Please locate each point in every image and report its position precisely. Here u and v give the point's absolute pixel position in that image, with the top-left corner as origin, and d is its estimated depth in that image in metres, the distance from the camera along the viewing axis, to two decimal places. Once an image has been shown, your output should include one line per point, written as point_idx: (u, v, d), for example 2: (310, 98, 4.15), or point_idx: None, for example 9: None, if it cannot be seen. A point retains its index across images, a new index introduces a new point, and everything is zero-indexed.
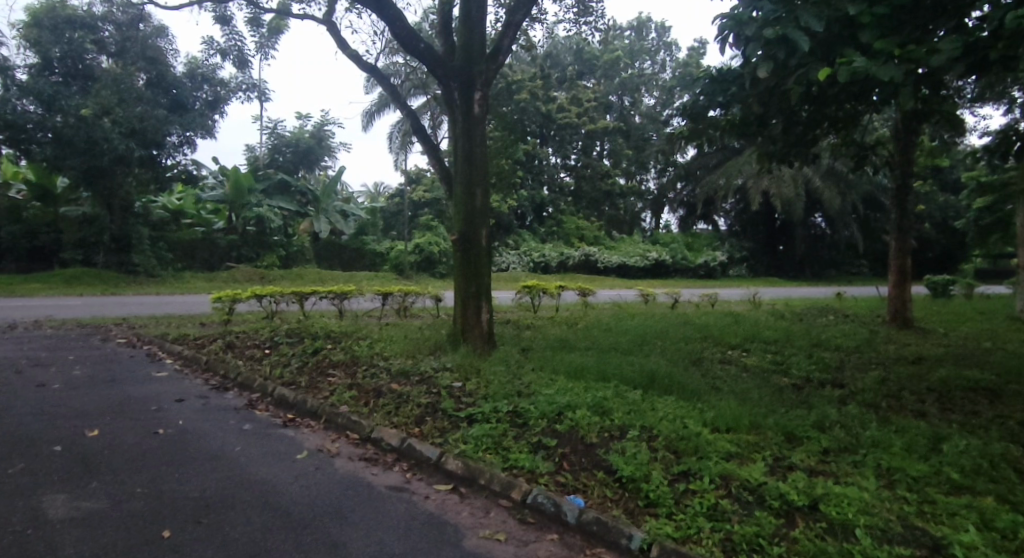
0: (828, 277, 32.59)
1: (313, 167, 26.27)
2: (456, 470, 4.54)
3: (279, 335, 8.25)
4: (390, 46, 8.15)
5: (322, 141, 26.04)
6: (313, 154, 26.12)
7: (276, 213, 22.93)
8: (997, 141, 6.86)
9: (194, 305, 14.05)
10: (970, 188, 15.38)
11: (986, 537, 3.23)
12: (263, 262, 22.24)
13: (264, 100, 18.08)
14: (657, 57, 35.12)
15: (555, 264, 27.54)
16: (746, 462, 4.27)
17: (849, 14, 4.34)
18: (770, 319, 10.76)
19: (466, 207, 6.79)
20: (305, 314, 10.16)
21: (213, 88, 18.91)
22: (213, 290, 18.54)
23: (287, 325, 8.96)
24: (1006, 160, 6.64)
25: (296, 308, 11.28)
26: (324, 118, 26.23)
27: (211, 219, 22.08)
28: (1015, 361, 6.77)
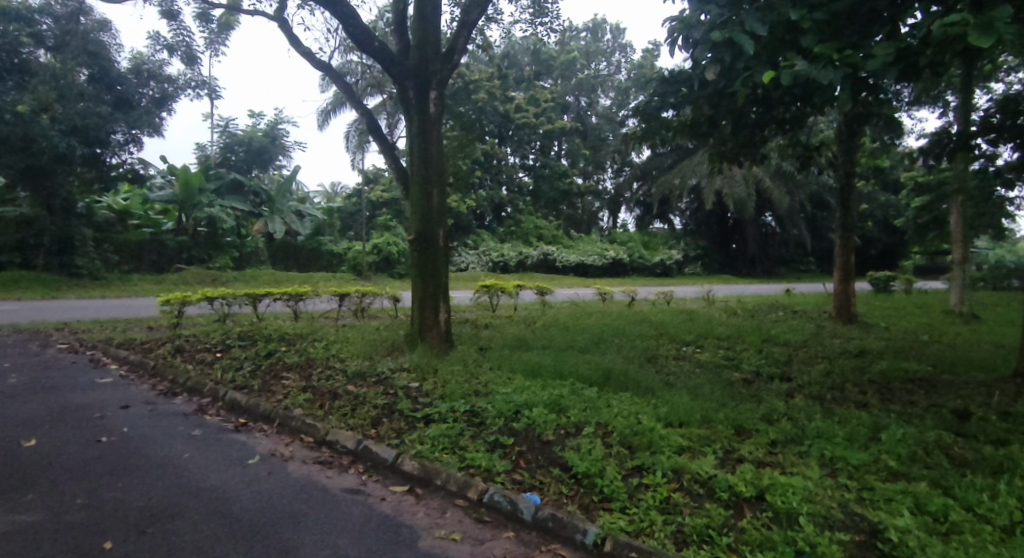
0: (780, 274, 33.60)
1: (267, 167, 25.79)
2: (412, 471, 4.53)
3: (230, 338, 8.07)
4: (345, 45, 8.06)
5: (276, 140, 25.56)
6: (266, 153, 25.61)
7: (229, 213, 22.48)
8: (930, 142, 7.21)
9: (136, 308, 13.61)
10: (908, 189, 16.12)
11: (919, 521, 3.42)
12: (215, 263, 21.62)
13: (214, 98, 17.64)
14: (612, 58, 35.42)
15: (514, 264, 27.58)
16: (697, 455, 4.38)
17: (791, 19, 4.50)
18: (722, 316, 11.01)
19: (423, 207, 6.76)
20: (258, 316, 9.97)
21: (160, 84, 18.47)
22: (161, 292, 18.04)
23: (239, 328, 8.76)
24: (939, 160, 6.99)
25: (245, 311, 11.06)
26: (278, 117, 25.67)
27: (158, 220, 21.30)
28: (949, 353, 7.09)
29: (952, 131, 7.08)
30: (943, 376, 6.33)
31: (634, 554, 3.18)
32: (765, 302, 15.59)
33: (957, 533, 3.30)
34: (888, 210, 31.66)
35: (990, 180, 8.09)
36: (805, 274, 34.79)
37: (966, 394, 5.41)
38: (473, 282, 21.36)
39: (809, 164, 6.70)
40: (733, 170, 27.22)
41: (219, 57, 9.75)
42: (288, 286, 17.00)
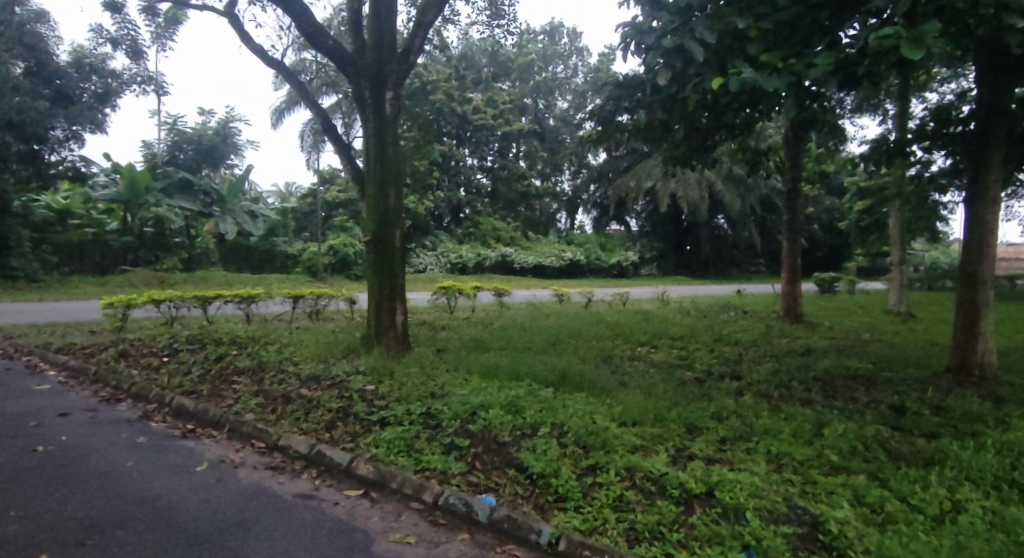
0: (733, 275, 34.50)
1: (217, 166, 25.05)
2: (366, 474, 4.48)
3: (178, 342, 7.86)
4: (298, 42, 7.92)
5: (227, 138, 24.96)
6: (217, 152, 24.87)
7: (177, 213, 21.46)
8: (871, 149, 7.52)
9: (74, 312, 13.05)
10: (851, 194, 16.79)
11: (857, 513, 3.57)
12: (162, 266, 20.78)
13: (161, 94, 17.12)
14: (570, 61, 36.30)
15: (472, 265, 27.53)
16: (650, 454, 4.46)
17: (738, 27, 4.65)
18: (675, 316, 11.23)
19: (379, 207, 6.70)
20: (208, 318, 9.72)
21: (102, 79, 18.11)
22: (103, 295, 17.30)
23: (188, 331, 8.53)
24: (880, 166, 7.29)
25: (191, 314, 10.73)
26: (229, 114, 24.94)
27: (103, 220, 20.42)
28: (889, 351, 7.40)
29: (891, 138, 7.40)
30: (883, 373, 6.60)
31: (588, 552, 3.22)
32: (717, 302, 15.99)
33: (892, 523, 3.47)
34: (833, 213, 32.84)
35: (925, 185, 8.50)
36: (757, 275, 35.78)
37: (903, 389, 5.66)
38: (426, 284, 21.33)
39: (758, 168, 6.90)
40: (686, 173, 27.87)
41: (166, 52, 9.48)
42: (237, 288, 16.71)
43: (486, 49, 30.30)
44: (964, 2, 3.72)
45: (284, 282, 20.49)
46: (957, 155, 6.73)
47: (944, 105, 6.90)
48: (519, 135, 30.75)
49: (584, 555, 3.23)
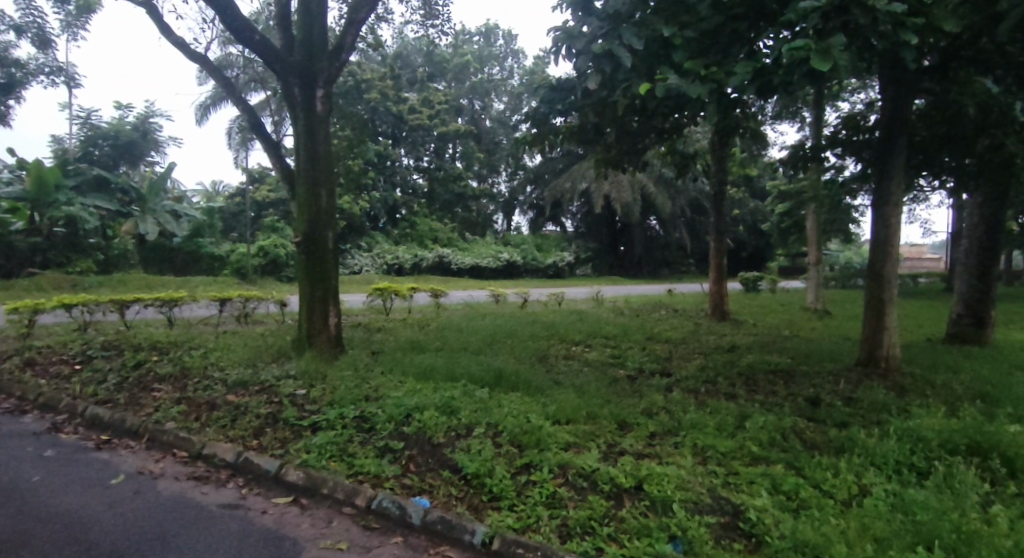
0: (665, 275, 35.48)
1: (137, 163, 23.12)
2: (296, 481, 4.38)
3: (92, 348, 7.45)
4: (223, 37, 7.66)
5: (147, 134, 22.91)
6: (136, 148, 22.77)
7: (92, 213, 20.13)
8: (790, 155, 7.93)
9: None
10: (773, 197, 17.62)
11: (775, 500, 3.76)
12: (75, 268, 19.63)
13: (72, 87, 16.10)
14: (504, 63, 35.81)
15: (408, 267, 27.43)
16: (582, 450, 4.55)
17: (664, 35, 4.84)
18: (608, 316, 11.49)
19: (310, 207, 6.55)
20: (127, 323, 9.27)
21: (5, 69, 16.89)
22: (5, 300, 16.11)
23: (104, 337, 8.11)
24: (798, 170, 7.70)
25: (106, 319, 10.20)
26: (150, 109, 23.09)
27: (6, 220, 18.53)
28: (807, 346, 7.82)
29: (808, 143, 7.82)
30: (800, 367, 6.97)
31: (520, 550, 3.27)
32: (648, 301, 16.45)
33: (805, 508, 3.68)
34: (756, 216, 34.21)
35: (837, 190, 9.05)
36: (687, 275, 36.81)
37: (818, 382, 6.00)
38: (356, 286, 21.03)
39: (686, 171, 7.15)
40: (619, 176, 28.41)
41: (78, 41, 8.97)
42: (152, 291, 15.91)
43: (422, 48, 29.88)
44: (867, 19, 4.00)
45: (211, 285, 19.77)
46: (864, 161, 7.23)
47: (853, 114, 7.39)
48: (456, 136, 30.71)
49: (517, 553, 3.28)
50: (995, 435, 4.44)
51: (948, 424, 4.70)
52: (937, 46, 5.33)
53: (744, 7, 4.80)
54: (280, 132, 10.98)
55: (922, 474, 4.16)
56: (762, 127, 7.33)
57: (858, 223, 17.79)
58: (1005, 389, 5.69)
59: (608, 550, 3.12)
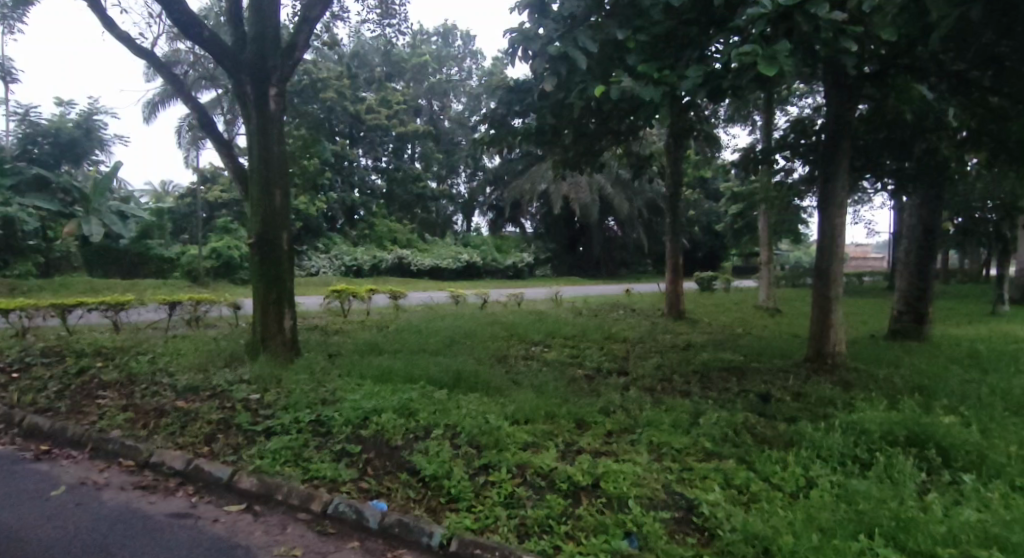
0: (623, 275, 35.83)
1: (80, 162, 22.01)
2: (249, 488, 4.28)
3: (31, 355, 7.16)
4: (171, 32, 7.46)
5: (92, 133, 21.86)
6: (79, 146, 21.70)
7: (31, 214, 18.94)
8: (742, 157, 8.13)
9: None
10: (727, 198, 18.10)
11: (727, 495, 3.85)
12: (11, 272, 18.77)
13: (8, 81, 15.41)
14: (464, 63, 35.46)
15: (367, 268, 27.14)
16: (540, 450, 4.58)
17: (619, 38, 4.93)
18: (566, 316, 11.57)
19: (264, 207, 6.43)
20: (68, 329, 8.93)
21: None
22: None
23: (43, 343, 7.80)
24: (750, 173, 7.90)
25: (46, 325, 9.83)
26: (93, 106, 22.08)
27: None
28: (758, 344, 8.04)
29: (759, 146, 8.03)
30: (752, 364, 7.16)
31: (478, 550, 3.28)
32: (606, 301, 16.66)
33: (756, 501, 3.78)
34: (711, 216, 34.85)
35: (787, 191, 9.33)
36: (644, 275, 37.19)
37: (769, 379, 6.18)
38: (314, 288, 20.73)
39: (641, 172, 7.28)
40: (577, 178, 28.51)
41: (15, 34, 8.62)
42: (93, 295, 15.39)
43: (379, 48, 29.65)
44: (810, 26, 4.16)
45: (160, 287, 19.19)
46: (812, 164, 7.49)
47: (799, 119, 7.66)
48: (414, 136, 30.66)
49: (474, 553, 3.29)
50: (932, 426, 4.65)
51: (889, 417, 4.91)
52: (877, 53, 5.56)
53: (694, 12, 4.92)
54: (232, 130, 10.74)
55: (865, 466, 4.32)
56: (714, 130, 7.51)
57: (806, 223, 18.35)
58: (941, 382, 5.97)
59: (565, 548, 3.16)
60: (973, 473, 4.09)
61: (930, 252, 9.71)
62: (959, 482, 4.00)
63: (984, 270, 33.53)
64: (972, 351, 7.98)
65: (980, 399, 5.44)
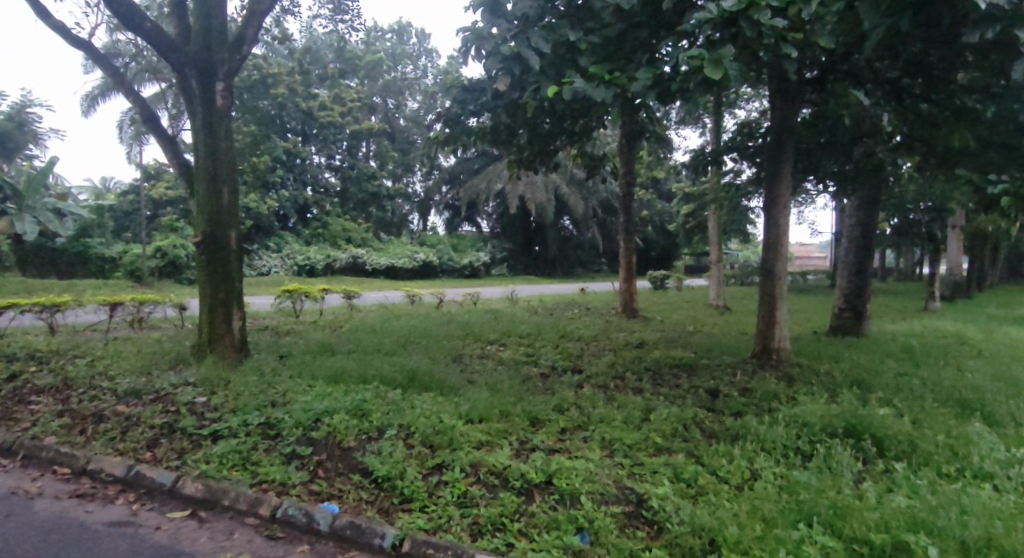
0: (579, 274, 36.18)
1: (13, 157, 21.49)
2: (194, 494, 4.15)
3: None
4: (111, 23, 7.19)
5: (23, 126, 21.34)
6: (13, 142, 21.29)
7: None
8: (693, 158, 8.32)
9: None
10: (678, 198, 18.52)
11: (676, 489, 3.94)
12: None
13: None
14: (419, 62, 35.67)
15: (321, 268, 26.72)
16: (494, 448, 4.60)
17: (571, 39, 4.99)
18: (522, 315, 11.61)
19: (211, 205, 6.27)
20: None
21: None
22: None
23: None
24: (701, 174, 8.09)
25: None
26: (25, 99, 21.45)
27: None
28: (708, 341, 8.26)
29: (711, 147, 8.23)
30: (703, 361, 7.34)
31: (431, 550, 3.28)
32: (560, 300, 16.81)
33: (703, 494, 3.89)
34: (664, 217, 35.35)
35: (737, 192, 9.59)
36: (599, 275, 37.43)
37: (718, 375, 6.35)
38: (265, 288, 20.32)
39: (595, 172, 7.39)
40: (534, 177, 28.31)
41: None
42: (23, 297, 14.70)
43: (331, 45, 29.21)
44: (753, 32, 4.31)
45: (99, 288, 18.47)
46: (759, 166, 7.74)
47: (747, 122, 7.91)
48: (369, 135, 30.34)
49: (427, 553, 3.28)
50: (869, 417, 4.86)
51: (829, 410, 5.10)
52: (817, 59, 5.79)
53: (644, 16, 5.04)
54: (178, 126, 10.41)
55: (806, 457, 4.49)
56: (666, 131, 7.65)
57: (754, 223, 18.89)
58: (878, 375, 6.25)
59: (518, 546, 3.20)
60: (904, 462, 4.30)
61: (869, 251, 10.14)
62: (892, 470, 4.19)
63: (918, 269, 35.17)
64: (907, 346, 8.38)
65: (914, 391, 5.72)
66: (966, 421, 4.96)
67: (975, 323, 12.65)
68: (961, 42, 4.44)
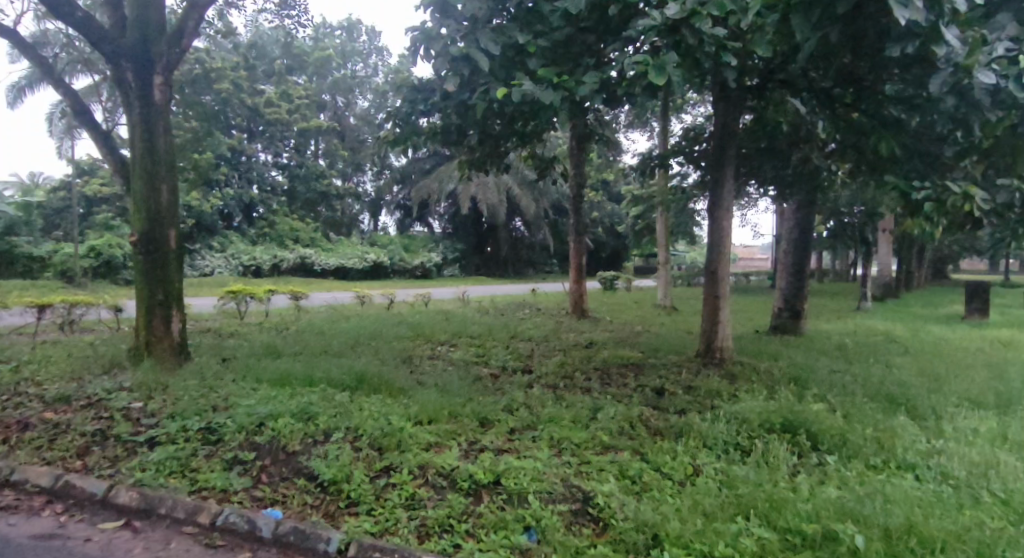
0: (530, 274, 36.45)
1: None
2: (128, 503, 3.99)
3: None
4: (39, 11, 6.87)
5: None
6: None
7: None
8: (642, 161, 8.49)
9: None
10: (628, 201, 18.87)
11: (622, 485, 4.02)
12: None
13: None
14: (369, 60, 35.30)
15: (267, 268, 26.08)
16: (442, 450, 4.59)
17: (520, 42, 5.05)
18: (474, 315, 11.62)
19: (149, 204, 6.07)
20: None
21: None
22: None
23: None
24: (651, 176, 8.26)
25: None
26: None
27: None
28: (655, 341, 8.45)
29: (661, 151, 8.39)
30: (649, 360, 7.51)
31: (377, 554, 3.25)
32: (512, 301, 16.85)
33: (648, 490, 3.98)
34: (614, 218, 35.95)
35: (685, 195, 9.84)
36: (550, 275, 37.90)
37: (664, 374, 6.52)
38: (205, 288, 19.72)
39: (546, 174, 7.48)
40: (484, 178, 28.48)
41: None
42: None
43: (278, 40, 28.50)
44: (696, 41, 4.44)
45: (22, 289, 17.54)
46: (703, 170, 7.98)
47: (693, 127, 8.14)
48: (318, 132, 29.74)
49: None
50: (803, 412, 5.08)
51: (768, 406, 5.30)
52: (757, 67, 6.01)
53: (591, 21, 5.16)
54: (112, 120, 9.99)
55: (745, 452, 4.64)
56: (615, 134, 7.79)
57: (700, 226, 19.43)
58: (813, 372, 6.53)
59: (465, 547, 3.20)
60: (835, 455, 4.50)
61: (807, 252, 10.57)
62: (824, 463, 4.39)
63: (852, 271, 36.86)
64: (840, 344, 8.78)
65: (846, 387, 6.00)
66: (892, 415, 5.23)
67: (899, 321, 13.38)
68: (886, 55, 4.69)
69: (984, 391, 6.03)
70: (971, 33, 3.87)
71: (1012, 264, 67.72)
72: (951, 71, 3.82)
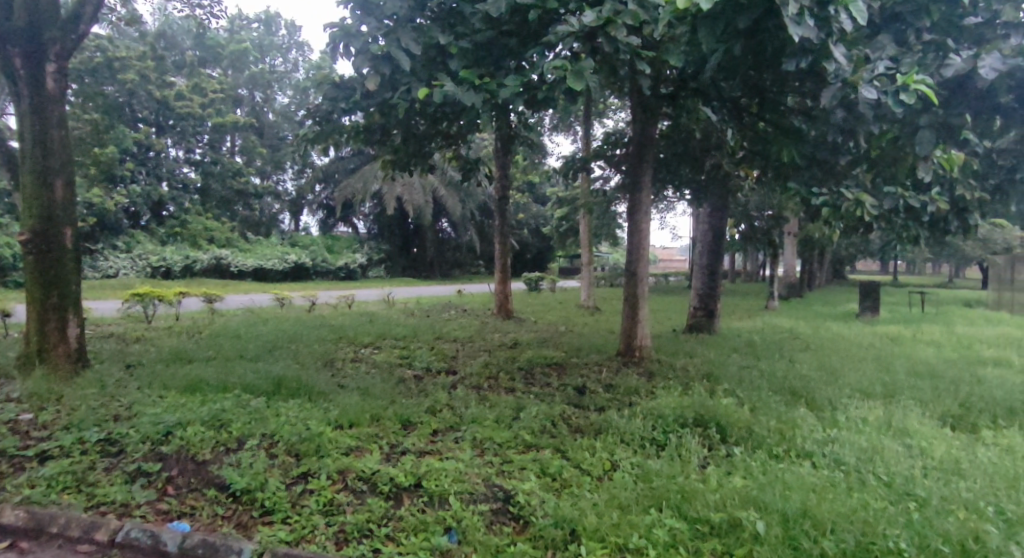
0: (456, 276, 36.46)
1: None
2: (13, 522, 3.68)
3: None
4: None
5: None
6: None
7: None
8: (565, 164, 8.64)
9: None
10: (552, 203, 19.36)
11: (542, 482, 4.09)
12: None
13: None
14: (288, 55, 34.37)
15: (179, 269, 24.78)
16: (363, 453, 4.52)
17: (441, 42, 5.05)
18: (395, 316, 11.55)
19: (42, 200, 5.67)
20: None
21: None
22: None
23: None
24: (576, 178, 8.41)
25: None
26: None
27: None
28: (578, 341, 8.63)
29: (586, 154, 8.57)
30: (571, 359, 7.67)
31: None
32: (439, 302, 16.68)
33: (567, 486, 4.07)
34: (539, 219, 36.44)
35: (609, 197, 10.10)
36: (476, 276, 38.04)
37: (584, 372, 6.69)
38: (104, 290, 18.60)
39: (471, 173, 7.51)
40: (410, 178, 28.07)
41: None
42: None
43: (190, 30, 27.13)
44: (612, 48, 4.56)
45: None
46: (624, 173, 8.23)
47: (614, 131, 8.40)
48: (233, 128, 28.21)
49: None
50: (714, 408, 5.34)
51: (681, 403, 5.55)
52: (671, 76, 6.26)
53: (513, 26, 5.25)
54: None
55: (660, 446, 4.82)
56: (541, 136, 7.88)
57: (621, 228, 20.05)
58: (723, 369, 6.87)
59: (384, 550, 3.18)
60: (741, 445, 4.76)
61: (719, 254, 11.08)
62: (731, 454, 4.62)
63: (760, 271, 38.96)
64: (748, 341, 9.28)
65: (752, 382, 6.35)
66: (793, 407, 5.57)
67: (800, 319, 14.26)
68: (783, 69, 5.02)
69: (871, 382, 6.53)
70: (857, 52, 4.21)
71: (897, 266, 73.65)
72: (839, 86, 4.13)
